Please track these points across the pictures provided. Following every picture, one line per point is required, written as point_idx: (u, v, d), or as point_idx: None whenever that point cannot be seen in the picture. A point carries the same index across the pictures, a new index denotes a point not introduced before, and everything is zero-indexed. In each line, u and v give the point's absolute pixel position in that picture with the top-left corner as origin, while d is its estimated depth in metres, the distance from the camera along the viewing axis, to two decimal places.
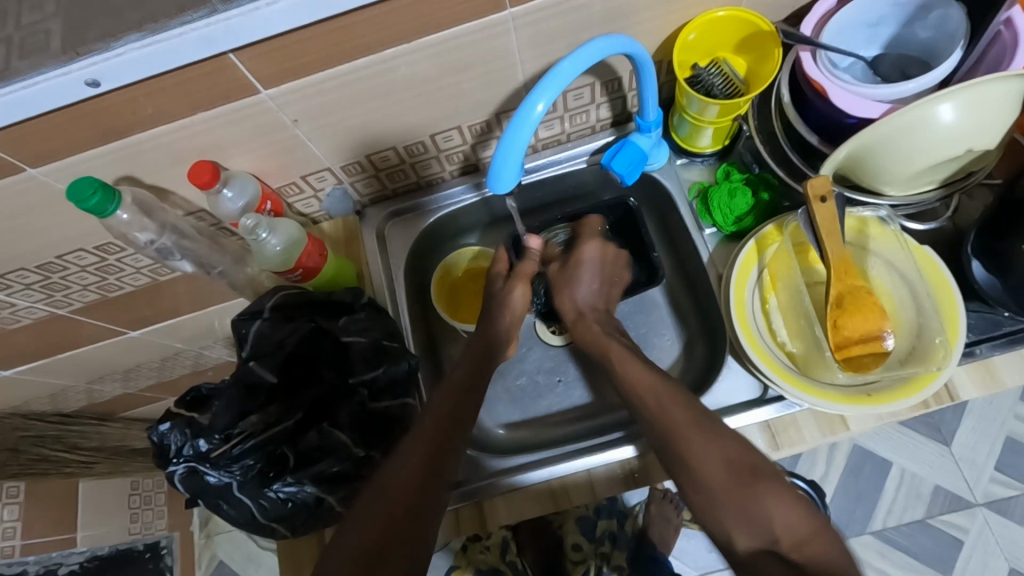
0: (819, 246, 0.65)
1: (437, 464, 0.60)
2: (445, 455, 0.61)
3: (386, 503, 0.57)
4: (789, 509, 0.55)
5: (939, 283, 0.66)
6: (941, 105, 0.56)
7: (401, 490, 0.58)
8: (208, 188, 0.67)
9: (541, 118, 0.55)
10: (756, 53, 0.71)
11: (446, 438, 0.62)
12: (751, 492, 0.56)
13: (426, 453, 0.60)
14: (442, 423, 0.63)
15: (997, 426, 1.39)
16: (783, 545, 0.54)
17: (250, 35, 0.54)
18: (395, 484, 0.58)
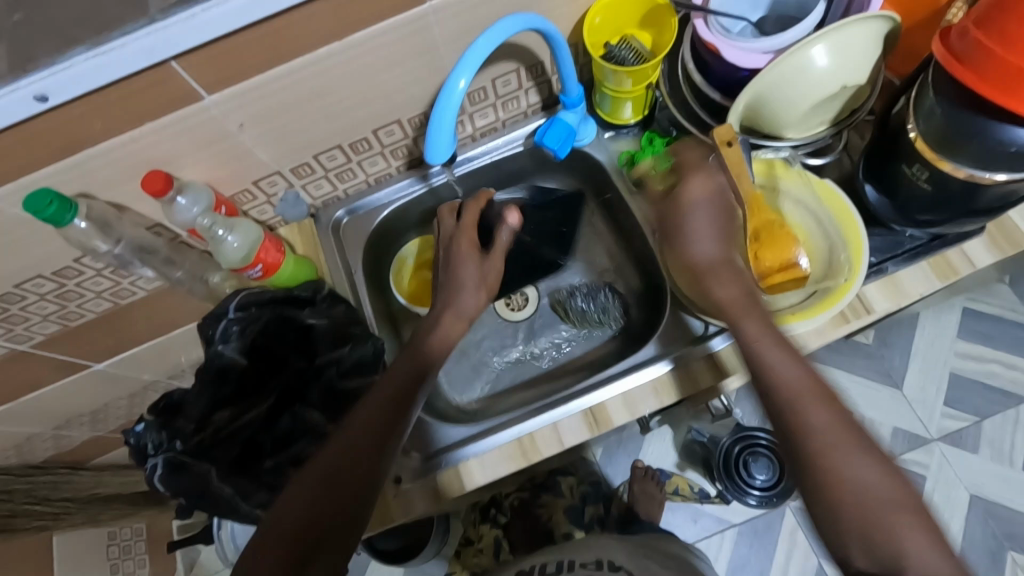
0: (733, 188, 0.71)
1: (372, 454, 0.61)
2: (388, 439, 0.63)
3: (315, 485, 0.59)
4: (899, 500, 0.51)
5: (843, 210, 0.74)
6: (813, 45, 0.65)
7: (340, 475, 0.59)
8: (162, 195, 0.70)
9: (464, 93, 0.61)
10: (657, 28, 0.79)
11: (391, 424, 0.64)
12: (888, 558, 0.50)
13: (370, 440, 0.62)
14: (372, 430, 0.62)
15: (941, 364, 1.49)
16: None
17: (189, 42, 0.58)
18: (334, 469, 0.60)
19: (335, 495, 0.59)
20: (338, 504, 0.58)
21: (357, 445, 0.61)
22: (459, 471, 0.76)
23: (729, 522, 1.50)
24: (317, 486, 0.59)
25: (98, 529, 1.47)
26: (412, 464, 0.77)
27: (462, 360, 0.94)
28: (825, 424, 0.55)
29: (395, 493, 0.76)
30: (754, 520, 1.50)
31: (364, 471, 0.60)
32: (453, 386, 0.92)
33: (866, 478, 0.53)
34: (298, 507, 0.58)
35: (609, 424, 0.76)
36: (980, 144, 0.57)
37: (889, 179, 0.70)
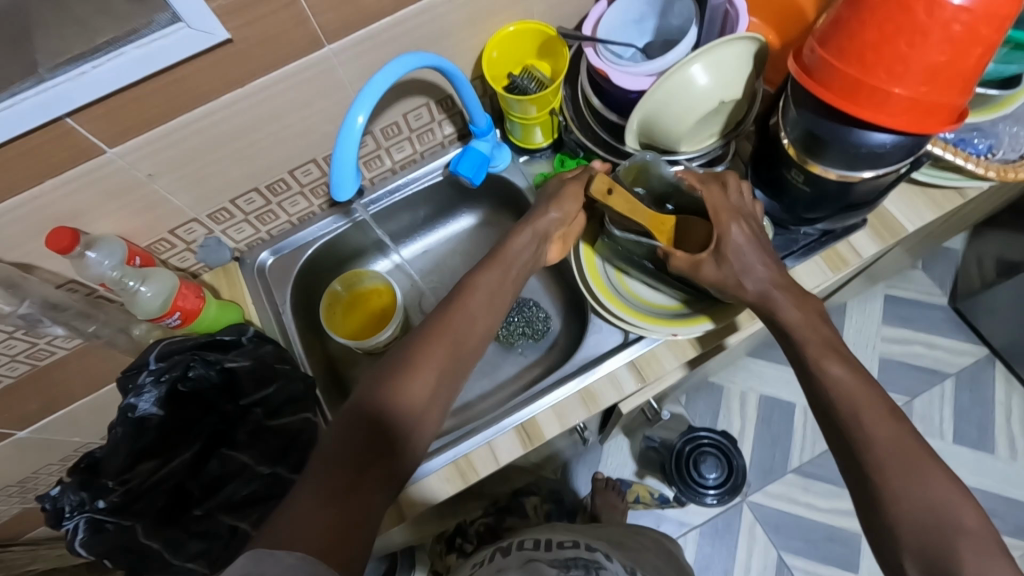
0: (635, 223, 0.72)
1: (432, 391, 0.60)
2: (442, 379, 0.61)
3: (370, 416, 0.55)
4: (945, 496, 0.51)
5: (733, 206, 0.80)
6: (691, 66, 0.70)
7: (393, 401, 0.57)
8: (69, 252, 0.69)
9: (364, 127, 0.62)
10: (552, 58, 0.84)
11: (452, 367, 0.62)
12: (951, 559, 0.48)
13: (427, 377, 0.60)
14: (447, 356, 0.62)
15: (870, 350, 1.56)
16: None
17: (83, 98, 0.59)
18: (386, 398, 0.57)
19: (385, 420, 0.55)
20: (391, 430, 0.55)
21: (414, 376, 0.59)
22: (397, 504, 0.76)
23: (691, 524, 1.53)
24: (370, 409, 0.56)
25: None
26: None
27: None
28: (887, 439, 0.56)
29: None
30: (714, 520, 1.53)
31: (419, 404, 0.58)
32: None
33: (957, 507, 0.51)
34: (350, 427, 0.53)
35: (539, 438, 0.78)
36: (840, 146, 0.63)
37: (775, 179, 0.75)
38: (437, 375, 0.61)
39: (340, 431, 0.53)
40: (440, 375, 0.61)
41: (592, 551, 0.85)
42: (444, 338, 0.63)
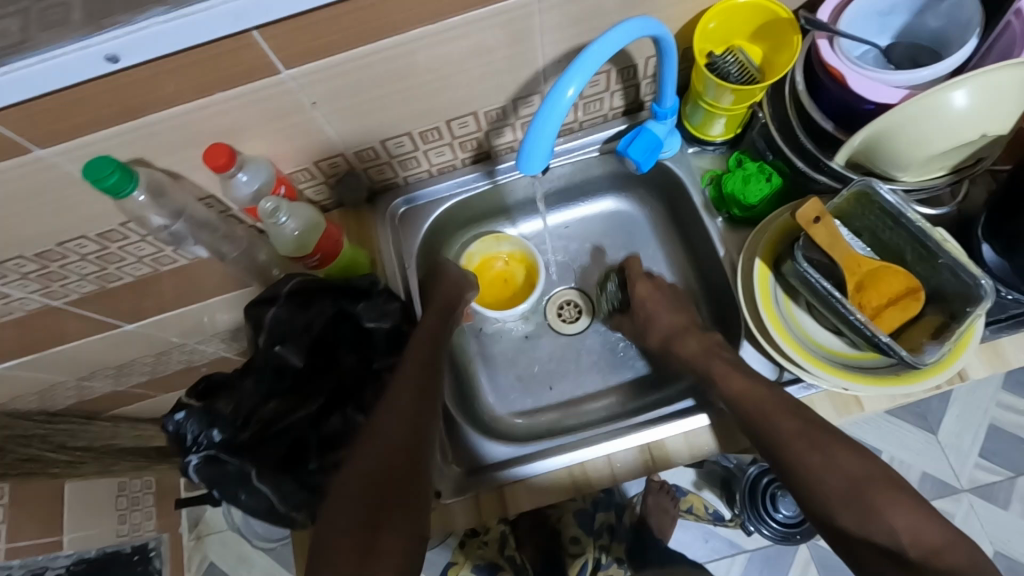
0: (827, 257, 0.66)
1: (416, 426, 0.62)
2: (422, 412, 0.64)
3: (377, 459, 0.59)
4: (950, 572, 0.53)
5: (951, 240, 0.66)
6: (958, 88, 0.58)
7: (387, 441, 0.60)
8: (224, 170, 0.66)
9: (571, 102, 0.55)
10: (773, 42, 0.71)
11: (422, 404, 0.64)
12: None
13: (407, 416, 0.63)
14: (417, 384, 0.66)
15: (980, 414, 1.40)
16: None
17: (276, 12, 0.53)
18: (381, 441, 0.60)
19: (388, 460, 0.59)
20: (392, 473, 0.58)
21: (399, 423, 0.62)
22: (503, 494, 0.72)
23: (741, 547, 1.45)
24: (375, 451, 0.60)
25: (109, 481, 1.49)
26: (455, 479, 0.74)
27: (506, 369, 0.90)
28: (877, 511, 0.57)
29: (436, 508, 0.72)
30: (766, 547, 1.45)
31: (407, 439, 0.61)
32: (496, 394, 0.89)
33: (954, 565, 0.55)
34: (356, 473, 0.58)
35: (665, 464, 0.73)
36: None
37: (1011, 237, 0.64)
38: (416, 413, 0.63)
39: (349, 479, 0.58)
40: (417, 414, 0.63)
41: None
42: (403, 383, 0.66)
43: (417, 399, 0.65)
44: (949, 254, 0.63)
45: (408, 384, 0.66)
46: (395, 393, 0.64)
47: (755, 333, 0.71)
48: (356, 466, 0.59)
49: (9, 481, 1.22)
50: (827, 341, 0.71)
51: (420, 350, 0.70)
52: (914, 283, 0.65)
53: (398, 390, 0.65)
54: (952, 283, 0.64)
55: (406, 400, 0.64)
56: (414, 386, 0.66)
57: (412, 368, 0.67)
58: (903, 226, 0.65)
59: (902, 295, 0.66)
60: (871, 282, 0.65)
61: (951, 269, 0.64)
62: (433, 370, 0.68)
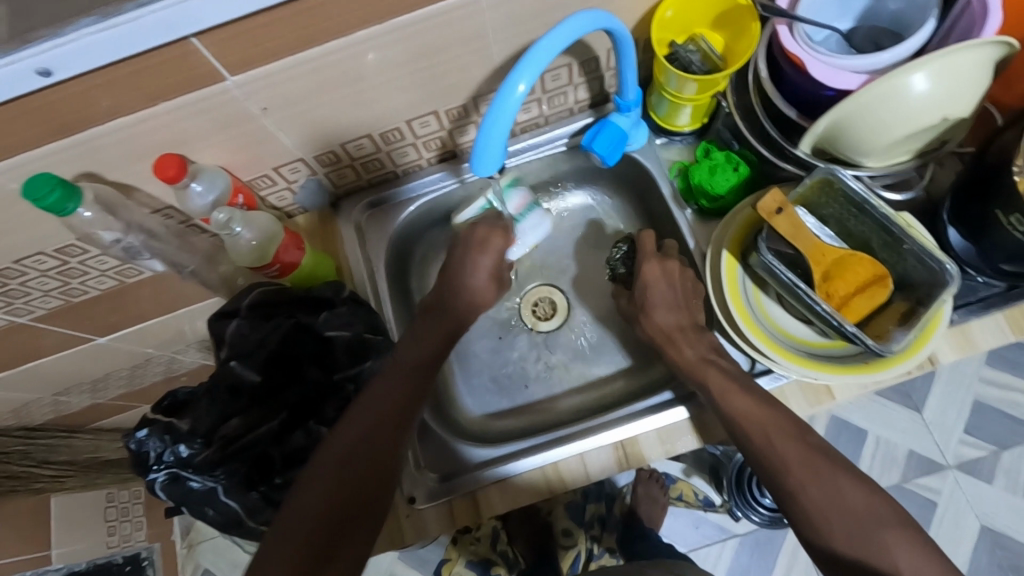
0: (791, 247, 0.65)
1: (388, 455, 0.61)
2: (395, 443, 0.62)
3: (341, 486, 0.58)
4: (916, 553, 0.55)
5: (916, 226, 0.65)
6: (917, 71, 0.56)
7: (354, 470, 0.59)
8: (176, 182, 0.64)
9: (522, 98, 0.53)
10: (733, 30, 0.70)
11: (397, 432, 0.62)
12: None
13: (382, 446, 0.61)
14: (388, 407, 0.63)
15: (964, 390, 1.41)
16: None
17: (212, 18, 0.51)
18: (346, 467, 0.59)
19: (353, 490, 0.59)
20: (353, 503, 0.58)
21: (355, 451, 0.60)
22: (476, 497, 0.72)
23: (731, 532, 1.46)
24: (323, 476, 0.59)
25: (95, 493, 1.47)
26: (428, 486, 0.73)
27: (482, 369, 0.89)
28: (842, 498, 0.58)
29: (409, 515, 0.71)
30: (756, 532, 1.45)
31: (377, 471, 0.60)
32: (471, 396, 0.88)
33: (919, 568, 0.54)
34: (317, 493, 0.58)
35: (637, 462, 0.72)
36: None
37: (977, 222, 0.64)
38: (390, 443, 0.62)
39: (308, 498, 0.57)
40: (390, 444, 0.62)
41: None
42: (381, 407, 0.63)
43: (393, 429, 0.62)
44: (914, 240, 0.63)
45: (386, 407, 0.63)
46: (369, 403, 0.62)
47: (724, 326, 0.71)
48: (316, 487, 0.58)
49: None
50: (796, 331, 0.70)
51: (400, 372, 0.65)
52: (881, 270, 0.65)
53: (372, 411, 0.62)
54: (917, 269, 0.64)
55: (376, 411, 0.62)
56: (392, 411, 0.63)
57: (393, 391, 0.64)
58: (869, 214, 0.65)
59: (868, 282, 0.65)
60: (839, 270, 0.65)
61: (917, 255, 0.63)
62: (415, 392, 0.65)
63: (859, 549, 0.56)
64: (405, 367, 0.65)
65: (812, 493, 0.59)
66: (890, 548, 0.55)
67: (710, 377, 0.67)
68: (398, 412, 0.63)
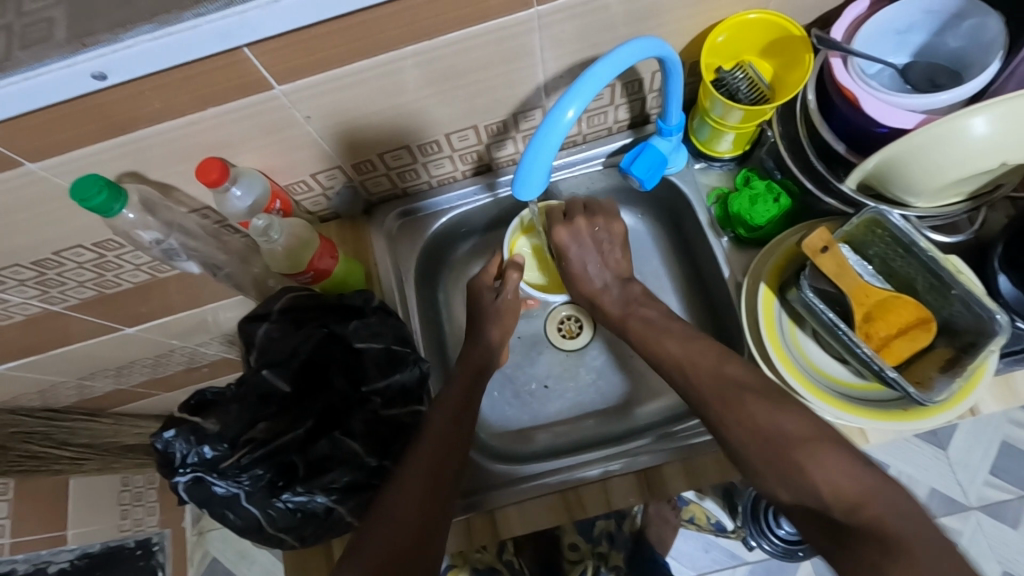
0: (833, 286, 0.64)
1: (438, 493, 0.60)
2: (442, 483, 0.60)
3: (397, 527, 0.56)
4: (840, 468, 0.52)
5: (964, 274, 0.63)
6: (978, 115, 0.55)
7: (407, 511, 0.58)
8: (217, 185, 0.65)
9: (571, 124, 0.52)
10: (783, 59, 0.69)
11: (445, 468, 0.62)
12: (788, 458, 0.54)
13: (428, 475, 0.60)
14: (446, 432, 0.65)
15: (992, 431, 1.37)
16: (834, 512, 0.50)
17: (265, 29, 0.51)
18: (399, 511, 0.58)
19: (408, 520, 0.57)
20: (410, 542, 0.56)
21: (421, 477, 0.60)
22: (493, 517, 0.71)
23: (742, 559, 1.43)
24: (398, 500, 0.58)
25: (112, 476, 1.49)
26: None
27: (504, 386, 0.89)
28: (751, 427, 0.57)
29: None
30: (768, 560, 1.42)
31: (425, 507, 0.58)
32: (491, 410, 0.87)
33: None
34: (373, 542, 0.55)
35: (662, 490, 0.71)
36: None
37: None
38: (437, 483, 0.60)
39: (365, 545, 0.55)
40: (436, 483, 0.60)
41: None
42: (429, 449, 0.63)
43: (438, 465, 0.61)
44: (963, 286, 0.60)
45: (434, 447, 0.63)
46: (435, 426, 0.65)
47: (757, 360, 0.69)
48: (374, 534, 0.56)
49: (11, 477, 1.22)
50: (832, 371, 0.68)
51: (445, 417, 0.66)
52: (924, 313, 0.63)
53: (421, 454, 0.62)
54: (964, 314, 0.62)
55: (442, 436, 0.64)
56: (437, 450, 0.63)
57: (437, 432, 0.64)
58: (915, 255, 0.63)
59: (911, 325, 0.64)
60: (881, 310, 0.63)
61: (964, 301, 0.61)
62: (461, 427, 0.66)
63: (774, 463, 0.55)
64: (455, 410, 0.68)
65: (735, 419, 0.59)
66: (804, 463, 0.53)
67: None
68: (448, 436, 0.64)
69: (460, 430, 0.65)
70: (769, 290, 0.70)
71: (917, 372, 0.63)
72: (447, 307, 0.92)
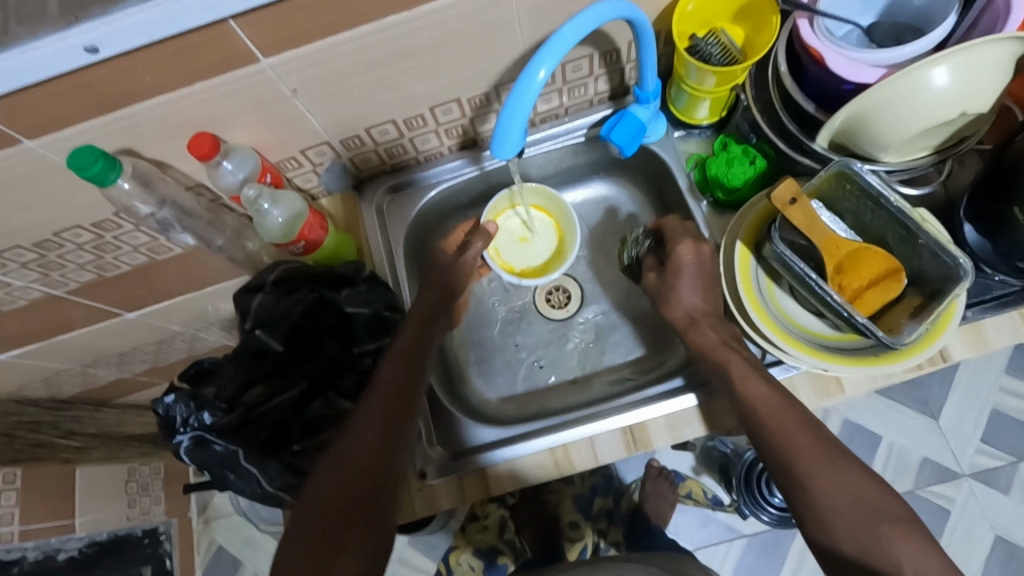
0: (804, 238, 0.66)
1: (391, 435, 0.62)
2: (394, 437, 0.62)
3: (343, 479, 0.59)
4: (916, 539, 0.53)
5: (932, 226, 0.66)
6: (935, 66, 0.57)
7: (355, 462, 0.60)
8: (208, 159, 0.67)
9: (543, 83, 0.55)
10: (753, 23, 0.71)
11: (396, 416, 0.63)
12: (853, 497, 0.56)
13: (380, 432, 0.62)
14: (398, 390, 0.65)
15: (983, 399, 1.39)
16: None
17: (250, 1, 0.53)
18: (351, 458, 0.60)
19: (358, 476, 0.59)
20: (357, 493, 0.58)
21: (371, 437, 0.61)
22: (485, 475, 0.74)
23: (740, 532, 1.40)
24: (347, 457, 0.60)
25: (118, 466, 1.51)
26: (439, 461, 0.75)
27: (496, 355, 0.91)
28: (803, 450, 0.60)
29: (420, 489, 0.74)
30: (764, 533, 1.40)
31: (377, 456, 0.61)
32: (483, 378, 0.90)
33: (893, 519, 0.54)
34: (318, 494, 0.58)
35: (646, 444, 0.74)
36: None
37: (997, 217, 0.64)
38: (388, 432, 0.62)
39: (313, 499, 0.58)
40: (389, 435, 0.62)
41: None
42: (380, 399, 0.64)
43: (390, 414, 0.63)
44: (929, 234, 0.63)
45: (385, 396, 0.64)
46: (387, 380, 0.65)
47: (735, 315, 0.72)
48: (322, 487, 0.59)
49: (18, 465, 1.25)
50: (809, 324, 0.71)
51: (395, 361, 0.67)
52: (895, 264, 0.65)
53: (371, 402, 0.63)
54: (932, 264, 0.64)
55: (393, 391, 0.65)
56: (388, 398, 0.64)
57: (388, 382, 0.65)
58: (884, 208, 0.65)
59: (881, 277, 0.65)
60: (852, 262, 0.65)
61: (931, 249, 0.63)
62: (413, 379, 0.66)
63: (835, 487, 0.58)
64: (403, 350, 0.68)
65: (791, 434, 0.60)
66: (888, 529, 0.54)
67: (729, 361, 0.67)
68: (399, 393, 0.65)
69: (412, 387, 0.66)
70: (744, 248, 0.72)
71: (894, 320, 0.65)
72: None
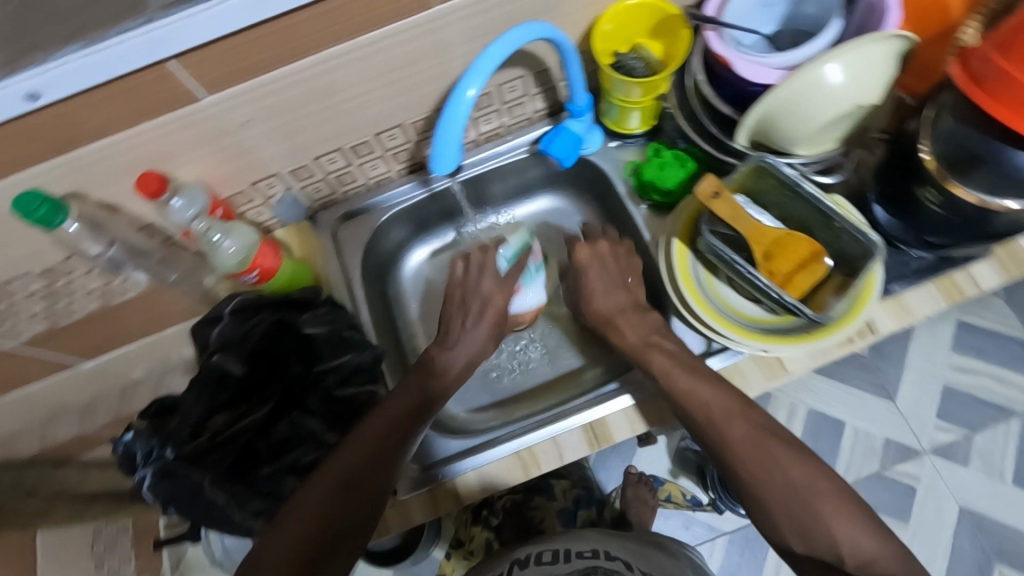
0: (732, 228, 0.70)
1: (385, 463, 0.64)
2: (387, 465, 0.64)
3: (328, 503, 0.60)
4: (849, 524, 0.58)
5: (844, 208, 0.71)
6: (829, 64, 0.63)
7: (350, 484, 0.61)
8: (157, 196, 0.68)
9: (473, 101, 0.59)
10: (668, 37, 0.77)
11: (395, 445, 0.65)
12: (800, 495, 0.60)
13: (374, 458, 0.63)
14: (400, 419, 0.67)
15: (935, 377, 1.45)
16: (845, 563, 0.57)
17: (189, 42, 0.56)
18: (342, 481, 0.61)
19: (347, 503, 0.60)
20: (343, 520, 0.60)
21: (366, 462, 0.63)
22: (456, 487, 0.75)
23: (721, 530, 1.43)
24: (336, 481, 0.61)
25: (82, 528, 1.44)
26: (410, 477, 0.76)
27: None
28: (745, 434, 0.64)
29: (392, 505, 0.74)
30: (745, 529, 1.42)
31: (376, 477, 0.63)
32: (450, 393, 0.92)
33: (836, 509, 0.58)
34: (300, 515, 0.59)
35: (607, 438, 0.76)
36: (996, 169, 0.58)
37: (899, 197, 0.70)
38: (380, 456, 0.64)
39: (293, 522, 0.58)
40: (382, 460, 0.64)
41: (610, 561, 0.79)
42: (377, 424, 0.66)
43: (388, 444, 0.65)
44: (842, 216, 0.68)
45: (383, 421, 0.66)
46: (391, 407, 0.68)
47: (680, 308, 0.76)
48: (303, 509, 0.59)
49: None
50: (748, 310, 0.75)
51: (402, 395, 0.69)
52: (817, 247, 0.69)
53: (372, 427, 0.65)
54: (850, 243, 0.69)
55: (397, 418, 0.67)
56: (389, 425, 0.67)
57: (393, 409, 0.68)
58: (801, 195, 0.70)
59: (808, 259, 0.69)
60: (777, 247, 0.69)
61: (847, 231, 0.69)
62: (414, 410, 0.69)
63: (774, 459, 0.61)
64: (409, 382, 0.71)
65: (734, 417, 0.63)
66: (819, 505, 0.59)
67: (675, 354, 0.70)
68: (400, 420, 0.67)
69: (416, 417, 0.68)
70: (682, 244, 0.76)
71: (822, 299, 0.70)
72: (397, 302, 0.98)
